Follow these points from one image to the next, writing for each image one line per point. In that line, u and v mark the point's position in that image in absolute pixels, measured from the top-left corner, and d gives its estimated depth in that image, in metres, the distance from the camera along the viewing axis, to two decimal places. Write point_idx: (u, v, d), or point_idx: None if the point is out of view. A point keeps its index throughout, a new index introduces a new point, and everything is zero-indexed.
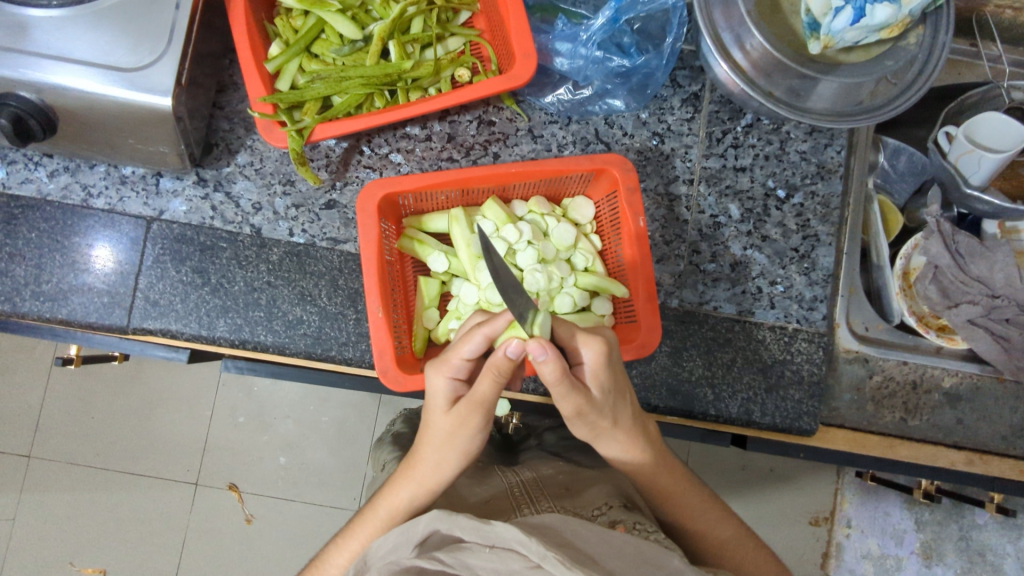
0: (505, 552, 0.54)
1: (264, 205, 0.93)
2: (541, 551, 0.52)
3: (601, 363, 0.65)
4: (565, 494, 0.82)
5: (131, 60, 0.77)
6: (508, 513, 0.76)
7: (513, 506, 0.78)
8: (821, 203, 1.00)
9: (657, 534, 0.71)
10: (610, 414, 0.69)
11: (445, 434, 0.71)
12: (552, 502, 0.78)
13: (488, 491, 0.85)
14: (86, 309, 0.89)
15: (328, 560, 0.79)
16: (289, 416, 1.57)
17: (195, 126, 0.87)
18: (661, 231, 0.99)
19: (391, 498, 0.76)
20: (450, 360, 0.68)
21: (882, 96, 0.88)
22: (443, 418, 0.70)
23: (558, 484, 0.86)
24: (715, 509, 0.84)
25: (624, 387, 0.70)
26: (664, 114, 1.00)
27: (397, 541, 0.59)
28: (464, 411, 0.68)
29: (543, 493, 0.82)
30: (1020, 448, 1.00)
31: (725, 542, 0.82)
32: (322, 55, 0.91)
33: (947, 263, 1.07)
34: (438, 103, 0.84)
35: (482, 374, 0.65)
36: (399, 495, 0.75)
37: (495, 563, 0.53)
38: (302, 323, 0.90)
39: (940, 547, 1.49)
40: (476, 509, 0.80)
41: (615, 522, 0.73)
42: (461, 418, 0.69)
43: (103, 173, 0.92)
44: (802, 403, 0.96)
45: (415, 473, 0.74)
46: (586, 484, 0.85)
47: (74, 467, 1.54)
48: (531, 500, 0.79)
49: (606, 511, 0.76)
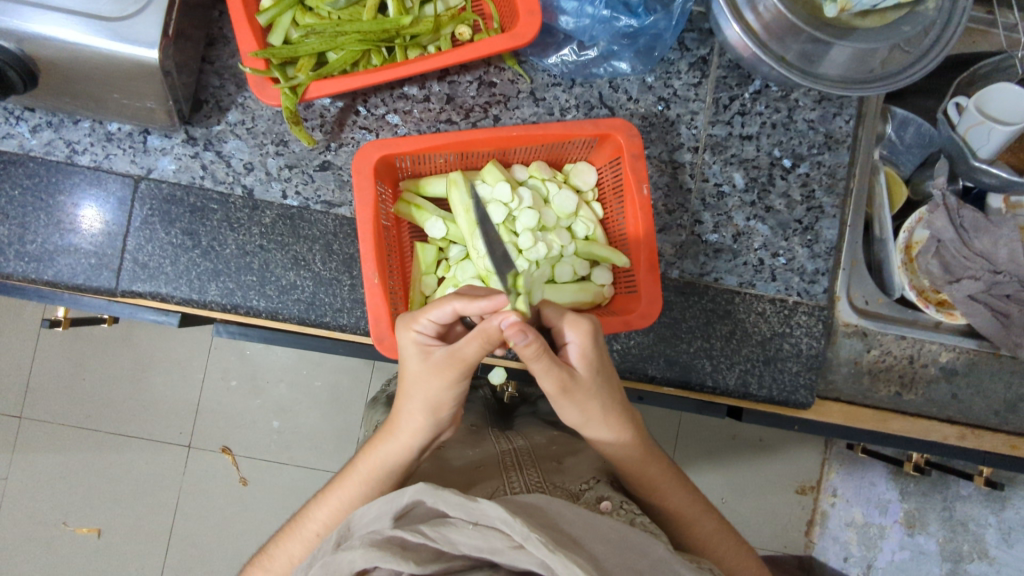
0: (490, 530, 0.53)
1: (255, 165, 0.90)
2: (525, 531, 0.51)
3: (587, 342, 0.66)
4: (554, 469, 0.81)
5: (114, 9, 0.73)
6: (497, 483, 0.75)
7: (502, 477, 0.76)
8: (827, 173, 0.99)
9: (641, 517, 0.72)
10: (595, 395, 0.68)
11: (420, 383, 0.69)
12: (540, 477, 0.77)
13: (476, 457, 0.84)
14: (72, 270, 0.86)
15: (308, 514, 0.79)
16: (283, 379, 1.57)
17: (183, 82, 0.84)
18: (664, 200, 0.97)
19: (370, 457, 0.77)
20: (422, 316, 0.68)
21: (895, 64, 0.85)
22: (417, 375, 0.69)
23: (550, 459, 0.85)
24: (698, 501, 0.83)
25: (608, 369, 0.70)
26: (671, 79, 0.97)
27: (379, 510, 0.58)
28: (440, 364, 0.67)
29: (531, 465, 0.81)
30: (1011, 423, 1.02)
31: (704, 538, 0.81)
32: (317, 8, 0.86)
33: (951, 237, 1.05)
34: (439, 61, 0.81)
35: (470, 337, 0.63)
36: (377, 456, 0.77)
37: (477, 540, 0.53)
38: (296, 288, 0.89)
39: (923, 516, 1.44)
40: (463, 477, 0.79)
41: (601, 501, 0.74)
42: (437, 372, 0.67)
43: (87, 129, 0.89)
44: (800, 375, 0.96)
45: (393, 432, 0.75)
46: (577, 460, 0.85)
47: (67, 429, 1.53)
48: (520, 471, 0.78)
49: (593, 488, 0.76)
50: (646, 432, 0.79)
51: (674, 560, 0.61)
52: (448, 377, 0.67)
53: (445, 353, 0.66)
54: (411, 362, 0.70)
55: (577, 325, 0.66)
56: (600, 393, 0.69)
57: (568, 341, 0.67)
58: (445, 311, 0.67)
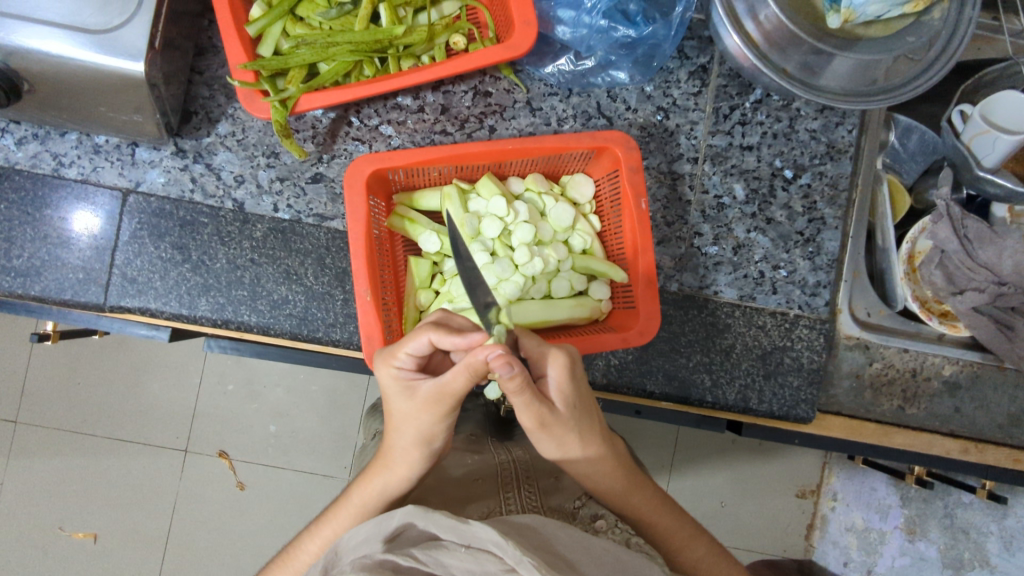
0: (481, 554, 0.51)
1: (246, 178, 0.88)
2: (516, 554, 0.49)
3: (566, 377, 0.65)
4: (551, 487, 0.80)
5: (99, 21, 0.72)
6: (493, 504, 0.73)
7: (499, 494, 0.75)
8: (829, 184, 0.97)
9: (637, 538, 0.72)
10: (574, 428, 0.67)
11: (411, 418, 0.67)
12: (536, 499, 0.74)
13: (475, 468, 0.82)
14: (60, 285, 0.85)
15: (301, 546, 0.77)
16: (279, 384, 1.55)
17: (171, 94, 0.82)
18: (663, 211, 0.95)
19: (365, 486, 0.75)
20: (399, 350, 0.66)
21: (899, 75, 0.83)
22: (406, 409, 0.67)
23: (546, 472, 0.83)
24: (689, 525, 0.80)
25: (586, 400, 0.69)
26: (670, 88, 0.95)
27: (371, 533, 0.57)
28: (427, 398, 0.65)
29: (528, 481, 0.79)
30: (1016, 437, 1.01)
31: (699, 561, 0.78)
32: (308, 18, 0.84)
33: (955, 248, 1.02)
34: (432, 73, 0.79)
35: (455, 371, 0.61)
36: (372, 486, 0.75)
37: (470, 564, 0.50)
38: (288, 303, 0.87)
39: (923, 523, 1.41)
40: (458, 494, 0.78)
41: (596, 521, 0.74)
42: (427, 406, 0.66)
43: (75, 141, 0.87)
44: (800, 390, 0.94)
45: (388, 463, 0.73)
46: (574, 475, 0.83)
47: (61, 436, 1.52)
48: (516, 491, 0.75)
49: (586, 506, 0.77)
50: (627, 460, 0.78)
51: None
52: (438, 410, 0.66)
53: (432, 388, 0.64)
54: (399, 398, 0.68)
55: (556, 359, 0.65)
56: (577, 425, 0.68)
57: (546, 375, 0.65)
58: (422, 342, 0.64)
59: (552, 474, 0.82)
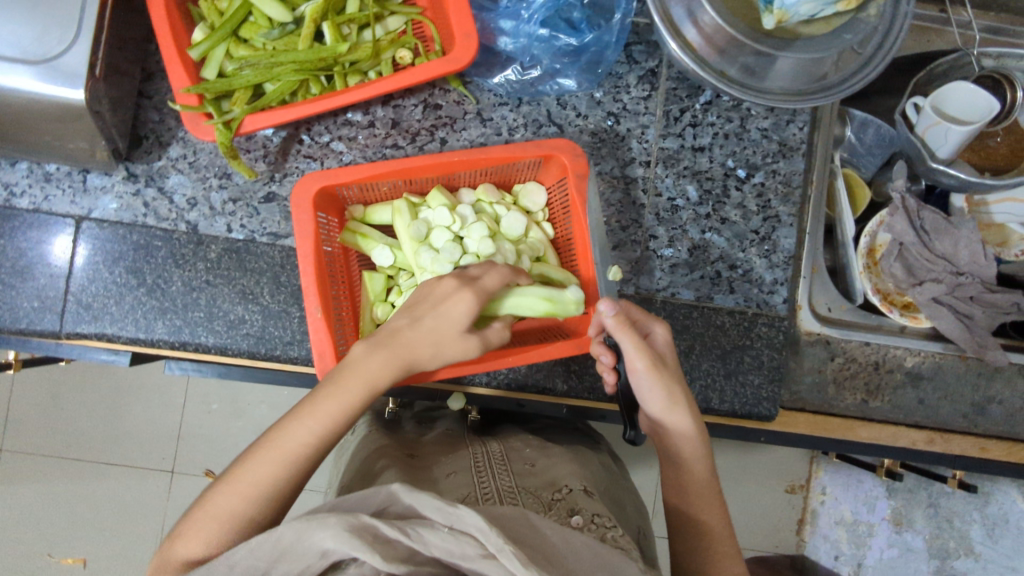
0: (463, 536, 0.50)
1: (199, 200, 0.89)
2: (498, 541, 0.49)
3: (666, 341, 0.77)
4: (526, 472, 0.82)
5: (37, 51, 0.72)
6: (468, 489, 0.75)
7: (473, 481, 0.77)
8: (782, 181, 0.97)
9: (613, 532, 0.67)
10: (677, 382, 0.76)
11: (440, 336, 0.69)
12: (511, 482, 0.77)
13: (451, 461, 0.84)
14: (15, 314, 0.85)
15: (280, 432, 0.64)
16: (263, 401, 1.54)
17: (118, 120, 0.82)
18: (617, 216, 0.95)
19: (364, 370, 0.66)
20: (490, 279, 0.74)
21: (841, 72, 0.84)
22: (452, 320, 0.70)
23: (522, 459, 0.86)
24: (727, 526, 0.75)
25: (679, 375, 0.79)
26: (619, 93, 0.95)
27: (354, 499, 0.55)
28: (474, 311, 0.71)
29: (504, 469, 0.82)
30: (980, 426, 1.01)
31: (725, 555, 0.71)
32: (251, 40, 0.85)
33: (912, 239, 1.02)
34: (375, 89, 0.79)
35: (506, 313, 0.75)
36: (371, 369, 0.66)
37: (450, 544, 0.49)
38: (244, 322, 0.87)
39: (909, 513, 1.42)
40: (435, 481, 0.78)
41: (572, 512, 0.71)
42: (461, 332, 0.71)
43: (25, 170, 0.87)
44: (761, 388, 0.94)
45: (394, 350, 0.68)
46: (551, 461, 0.85)
47: (38, 465, 1.50)
48: (491, 472, 0.80)
49: (565, 496, 0.74)
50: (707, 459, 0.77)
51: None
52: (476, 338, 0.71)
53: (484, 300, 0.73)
54: (444, 316, 0.70)
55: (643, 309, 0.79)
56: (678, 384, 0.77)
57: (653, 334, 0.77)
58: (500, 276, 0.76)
59: (529, 462, 0.85)
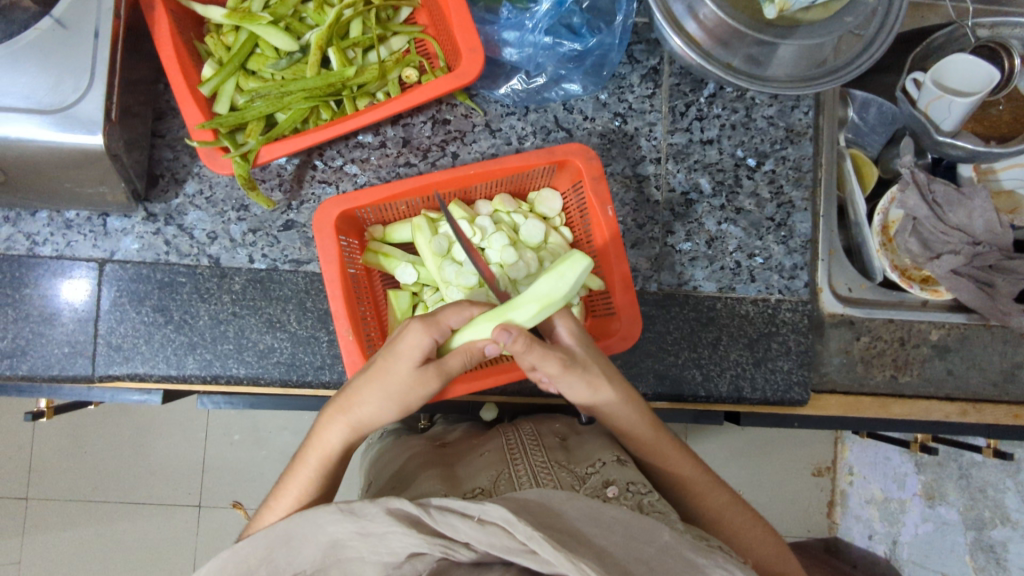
0: (493, 527, 0.50)
1: (219, 234, 0.90)
2: (527, 530, 0.48)
3: (571, 325, 0.74)
4: (558, 447, 0.81)
5: (54, 99, 0.73)
6: (500, 469, 0.75)
7: (506, 461, 0.77)
8: (792, 167, 0.98)
9: (650, 498, 0.69)
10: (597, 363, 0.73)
11: (397, 387, 0.68)
12: (544, 458, 0.77)
13: (482, 445, 0.84)
14: (47, 361, 0.86)
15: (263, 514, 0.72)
16: (286, 427, 1.52)
17: (134, 160, 0.83)
18: (633, 215, 0.96)
19: (321, 439, 0.72)
20: (445, 321, 0.69)
21: (844, 55, 0.85)
22: (407, 369, 0.67)
23: (554, 432, 0.86)
24: (710, 474, 0.80)
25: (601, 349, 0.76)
26: (624, 93, 0.96)
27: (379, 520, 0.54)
28: (432, 371, 0.68)
29: (536, 444, 0.81)
30: (1011, 393, 1.02)
31: (721, 510, 0.77)
32: (260, 71, 0.86)
33: (926, 214, 1.01)
34: (387, 110, 0.79)
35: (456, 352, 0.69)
36: (329, 438, 0.72)
37: (480, 534, 0.50)
38: (274, 351, 0.88)
39: (941, 487, 1.39)
40: (469, 466, 0.79)
41: (607, 485, 0.71)
42: (423, 380, 0.68)
43: (46, 219, 0.88)
44: (792, 373, 0.95)
45: (349, 410, 0.71)
46: (583, 435, 0.84)
47: (66, 511, 1.48)
48: (524, 450, 0.79)
49: (598, 470, 0.74)
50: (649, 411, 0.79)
51: (682, 544, 0.56)
52: (440, 382, 0.69)
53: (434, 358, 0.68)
54: (402, 358, 0.67)
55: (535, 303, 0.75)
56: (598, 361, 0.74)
57: (557, 331, 0.74)
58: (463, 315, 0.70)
59: (559, 435, 0.85)
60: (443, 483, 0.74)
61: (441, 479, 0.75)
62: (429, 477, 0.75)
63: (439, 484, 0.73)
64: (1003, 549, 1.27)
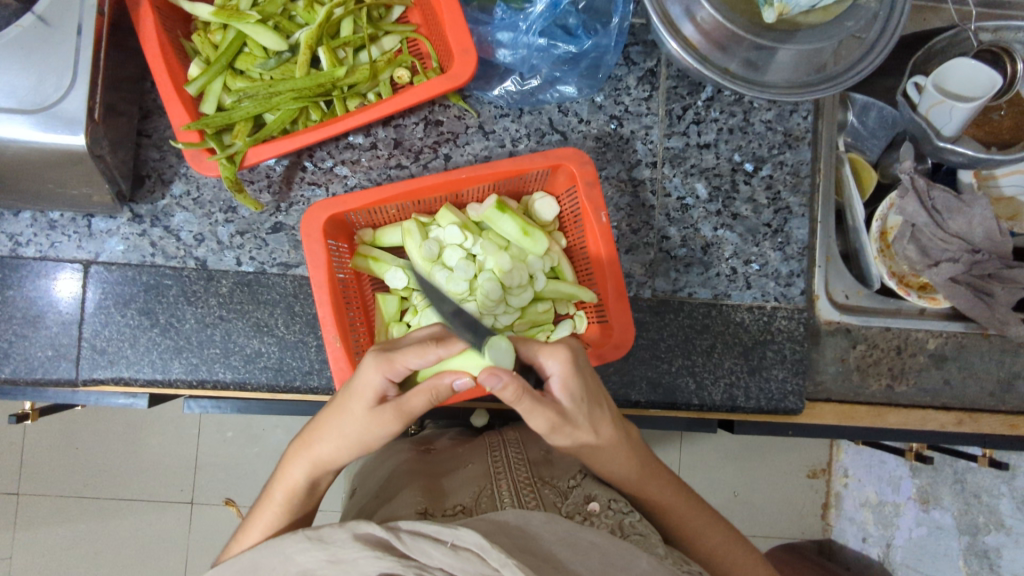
0: (467, 553, 0.49)
1: (206, 236, 0.88)
2: (501, 557, 0.48)
3: (568, 371, 0.62)
4: (542, 461, 0.81)
5: (34, 100, 0.71)
6: (483, 483, 0.74)
7: (489, 474, 0.76)
8: (790, 172, 0.97)
9: (631, 518, 0.69)
10: (589, 423, 0.66)
11: (353, 426, 0.64)
12: (527, 472, 0.77)
13: (465, 455, 0.83)
14: (30, 364, 0.84)
15: (231, 548, 0.72)
16: (278, 425, 1.48)
17: (119, 161, 0.82)
18: (627, 220, 0.95)
19: (285, 478, 0.70)
20: (402, 363, 0.60)
21: (844, 60, 0.83)
22: (363, 412, 0.62)
23: (538, 444, 0.85)
24: (704, 512, 0.78)
25: (597, 391, 0.67)
26: (621, 96, 0.95)
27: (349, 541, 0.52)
28: (384, 416, 0.62)
29: (520, 456, 0.80)
30: (1008, 403, 1.01)
31: (715, 549, 0.76)
32: (248, 71, 0.84)
33: (925, 221, 1.00)
34: (377, 112, 0.77)
35: (419, 390, 0.61)
36: (292, 475, 0.70)
37: (451, 561, 0.49)
38: (261, 356, 0.87)
39: (936, 491, 1.38)
40: (451, 478, 0.78)
41: (589, 502, 0.72)
42: (378, 423, 0.62)
43: (29, 219, 0.86)
44: (786, 382, 0.94)
45: (311, 450, 0.69)
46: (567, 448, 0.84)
47: (56, 508, 1.45)
48: (508, 461, 0.78)
49: (580, 485, 0.74)
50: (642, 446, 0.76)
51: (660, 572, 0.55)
52: (398, 426, 0.63)
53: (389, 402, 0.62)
54: (356, 396, 0.62)
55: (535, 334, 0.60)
56: (591, 416, 0.66)
57: (550, 373, 0.63)
58: (427, 356, 0.59)
59: (544, 448, 0.84)
60: (423, 497, 0.72)
61: (421, 491, 0.74)
62: (409, 490, 0.74)
63: (420, 497, 0.72)
64: (996, 556, 1.26)
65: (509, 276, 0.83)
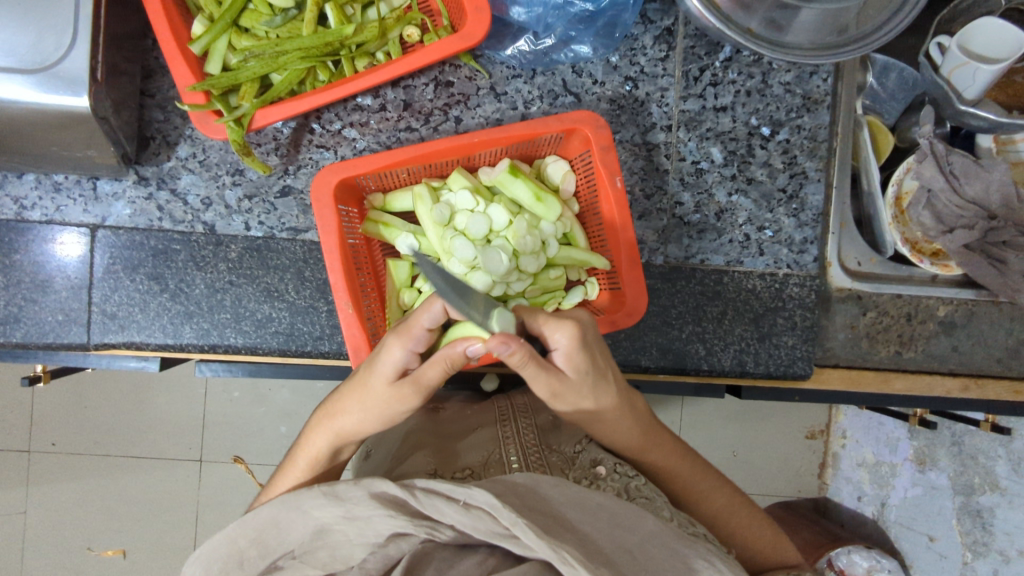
0: (479, 511, 0.50)
1: (214, 200, 0.87)
2: (510, 515, 0.47)
3: (576, 345, 0.61)
4: (549, 427, 0.81)
5: (34, 58, 0.68)
6: (492, 446, 0.75)
7: (497, 437, 0.77)
8: (807, 137, 0.94)
9: (637, 481, 0.70)
10: (590, 393, 0.65)
11: (375, 403, 0.64)
12: (534, 437, 0.78)
13: (471, 417, 0.84)
14: (41, 329, 0.84)
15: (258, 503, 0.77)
16: (286, 385, 1.49)
17: (124, 122, 0.79)
18: (641, 184, 0.93)
19: (309, 447, 0.72)
20: (415, 325, 0.60)
21: (868, 23, 0.81)
22: (385, 388, 0.63)
23: (547, 409, 0.85)
24: (705, 475, 0.79)
25: (603, 364, 0.66)
26: (636, 56, 0.92)
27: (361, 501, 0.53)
28: (405, 391, 0.62)
29: (527, 420, 0.81)
30: (1015, 369, 1.01)
31: (716, 511, 0.78)
32: (253, 29, 0.81)
33: (941, 187, 0.96)
34: (387, 73, 0.75)
35: (432, 363, 0.60)
36: (315, 444, 0.72)
37: (466, 519, 0.50)
38: (272, 321, 0.86)
39: (933, 453, 1.37)
40: (459, 439, 0.79)
41: (596, 466, 0.73)
42: (399, 398, 0.63)
43: (34, 182, 0.85)
44: (796, 348, 0.94)
45: (334, 422, 0.70)
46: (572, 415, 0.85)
47: (69, 465, 1.47)
48: (515, 424, 0.79)
49: (586, 450, 0.75)
50: (646, 415, 0.76)
51: (668, 534, 0.56)
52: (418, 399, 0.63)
53: (411, 377, 0.62)
54: (377, 373, 0.62)
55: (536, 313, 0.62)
56: (594, 389, 0.65)
57: (556, 347, 0.62)
58: (437, 313, 0.59)
59: (551, 412, 0.84)
60: (433, 459, 0.73)
61: (432, 453, 0.75)
62: (419, 452, 0.75)
63: (430, 459, 0.73)
64: (990, 514, 1.27)
65: (522, 243, 0.81)
